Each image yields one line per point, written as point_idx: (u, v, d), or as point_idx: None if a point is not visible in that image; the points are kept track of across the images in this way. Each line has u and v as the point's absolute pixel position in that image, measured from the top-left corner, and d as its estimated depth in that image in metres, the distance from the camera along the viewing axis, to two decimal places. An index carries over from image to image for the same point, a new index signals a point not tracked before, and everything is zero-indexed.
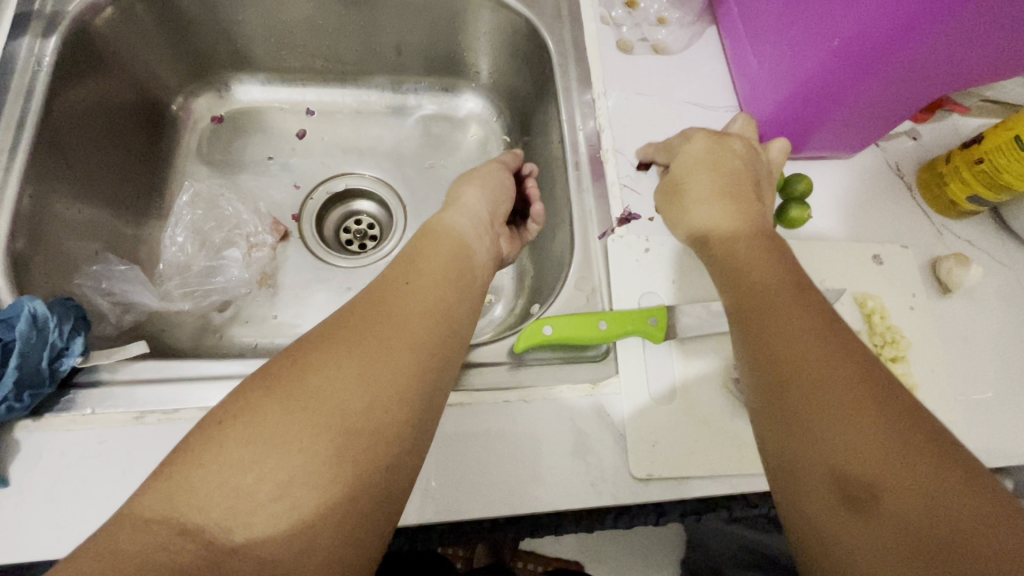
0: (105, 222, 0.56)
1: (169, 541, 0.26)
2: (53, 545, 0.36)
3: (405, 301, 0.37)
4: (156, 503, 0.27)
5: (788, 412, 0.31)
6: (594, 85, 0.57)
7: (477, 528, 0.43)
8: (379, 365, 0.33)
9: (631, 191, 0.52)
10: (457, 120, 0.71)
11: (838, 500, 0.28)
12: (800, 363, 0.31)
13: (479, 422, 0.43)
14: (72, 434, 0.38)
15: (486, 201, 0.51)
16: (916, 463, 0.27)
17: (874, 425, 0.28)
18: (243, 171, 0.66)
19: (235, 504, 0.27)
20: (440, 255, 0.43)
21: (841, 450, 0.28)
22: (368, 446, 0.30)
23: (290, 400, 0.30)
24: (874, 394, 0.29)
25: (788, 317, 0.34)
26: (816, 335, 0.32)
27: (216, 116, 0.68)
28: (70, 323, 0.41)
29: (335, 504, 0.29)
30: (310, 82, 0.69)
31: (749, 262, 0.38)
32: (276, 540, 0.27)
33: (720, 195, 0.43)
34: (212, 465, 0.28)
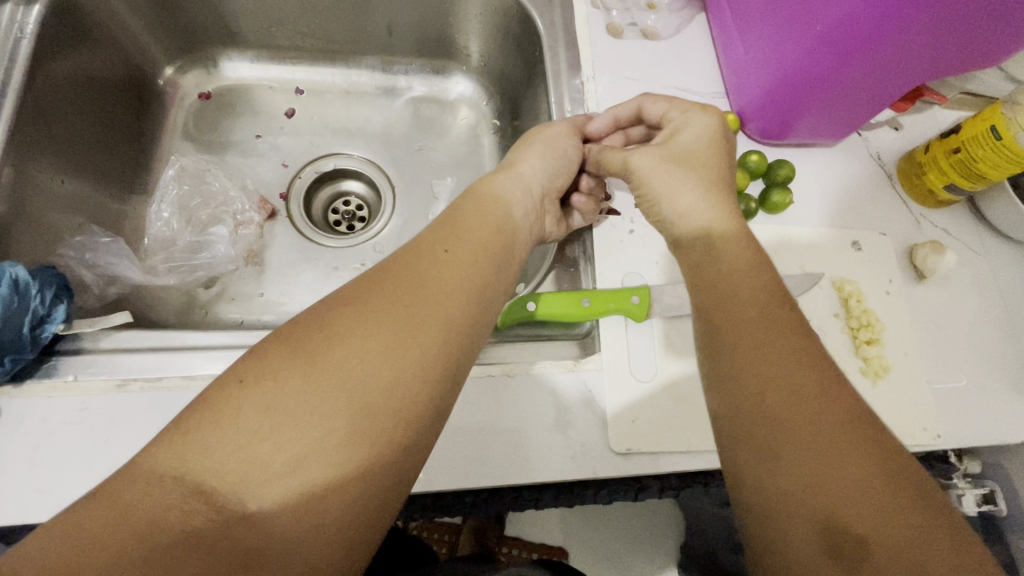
0: (90, 195, 0.55)
1: (181, 502, 0.27)
2: (33, 510, 0.36)
3: (440, 271, 0.36)
4: (170, 462, 0.27)
5: (768, 453, 0.30)
6: (583, 69, 0.57)
7: (459, 500, 0.44)
8: (407, 341, 0.32)
9: (618, 174, 0.53)
10: (448, 103, 0.71)
11: (822, 552, 0.27)
12: (782, 403, 0.30)
13: (462, 397, 0.44)
14: (54, 401, 0.38)
15: (540, 173, 0.47)
16: (899, 514, 0.27)
17: (859, 474, 0.28)
18: (231, 149, 0.66)
19: (251, 472, 0.28)
20: (485, 222, 0.40)
21: (822, 498, 0.28)
22: (386, 425, 0.30)
23: (314, 369, 0.30)
24: (855, 438, 0.29)
25: (761, 351, 0.32)
26: (799, 371, 0.31)
27: (204, 93, 0.67)
28: (52, 291, 0.41)
29: (349, 481, 0.29)
30: (300, 60, 0.69)
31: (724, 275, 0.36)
32: (286, 511, 0.28)
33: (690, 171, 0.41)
34: (230, 430, 0.28)
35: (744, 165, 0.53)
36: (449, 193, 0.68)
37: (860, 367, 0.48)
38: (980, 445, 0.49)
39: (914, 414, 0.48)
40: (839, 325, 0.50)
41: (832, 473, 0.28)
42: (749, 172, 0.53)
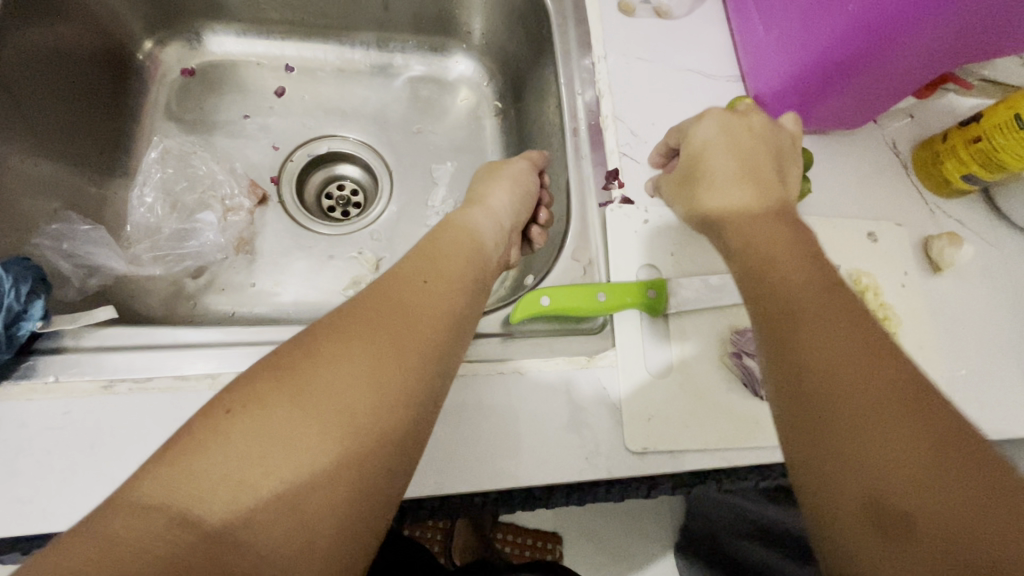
0: (66, 178, 0.51)
1: (167, 531, 0.24)
2: (15, 523, 0.33)
3: (418, 297, 0.35)
4: (155, 489, 0.25)
5: (811, 430, 0.29)
6: (594, 48, 0.54)
7: (467, 503, 0.42)
8: (391, 365, 0.31)
9: (630, 160, 0.51)
10: (447, 83, 0.68)
11: (868, 527, 0.25)
12: (833, 380, 0.29)
13: (470, 395, 0.42)
14: (35, 404, 0.35)
15: (512, 208, 0.50)
16: (954, 487, 0.25)
17: (908, 446, 0.26)
18: (218, 129, 0.62)
19: (239, 499, 0.25)
20: (457, 252, 0.41)
21: (869, 471, 0.26)
22: (372, 448, 0.29)
23: (301, 393, 0.28)
24: (904, 408, 0.27)
25: (815, 328, 0.32)
26: (846, 347, 0.30)
27: (187, 69, 0.63)
28: (28, 285, 0.37)
29: (340, 506, 0.27)
30: (290, 35, 0.65)
31: (770, 258, 0.37)
32: (278, 540, 0.25)
33: (743, 176, 0.43)
34: (216, 456, 0.26)
35: None
36: (449, 178, 0.65)
37: None
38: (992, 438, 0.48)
39: None
40: None
41: (876, 444, 0.27)
42: None
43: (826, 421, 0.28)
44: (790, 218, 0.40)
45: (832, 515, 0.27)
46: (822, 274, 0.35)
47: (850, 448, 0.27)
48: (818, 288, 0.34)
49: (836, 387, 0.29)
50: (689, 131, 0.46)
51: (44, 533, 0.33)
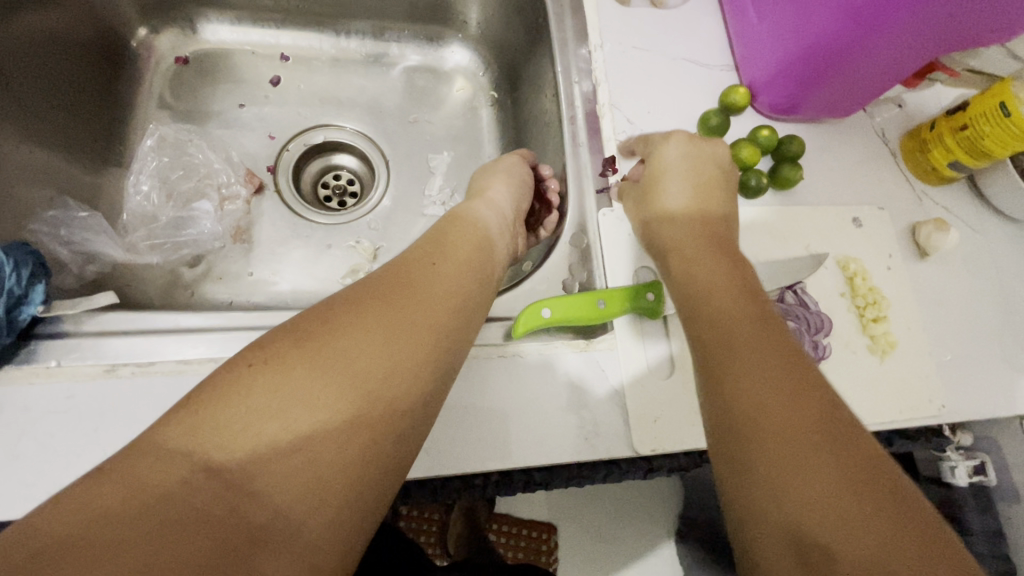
0: (60, 166, 0.51)
1: (190, 476, 0.25)
2: (20, 505, 0.33)
3: (429, 277, 0.36)
4: (181, 436, 0.26)
5: (744, 466, 0.30)
6: (590, 37, 0.54)
7: (470, 483, 0.43)
8: (404, 339, 0.32)
9: (627, 148, 0.51)
10: (443, 73, 0.68)
11: (792, 565, 0.27)
12: (763, 417, 0.30)
13: (467, 379, 0.42)
14: (37, 388, 0.35)
15: (512, 197, 0.49)
16: (873, 524, 0.26)
17: (834, 486, 0.27)
18: (213, 118, 0.62)
19: (257, 451, 0.26)
20: (467, 236, 0.42)
21: (799, 510, 0.27)
22: (382, 416, 0.29)
23: (320, 355, 0.29)
24: (827, 449, 0.29)
25: (750, 362, 0.33)
26: (774, 385, 0.31)
27: (181, 57, 0.63)
28: (28, 270, 0.37)
29: (352, 466, 0.27)
30: (285, 24, 0.65)
31: (708, 295, 0.38)
32: (292, 496, 0.26)
33: (693, 202, 0.45)
34: (239, 407, 0.27)
35: (754, 140, 0.52)
36: (445, 168, 0.65)
37: (867, 345, 0.49)
38: (977, 418, 0.50)
39: (916, 389, 0.48)
40: (846, 305, 0.50)
41: (802, 486, 0.28)
42: (760, 148, 0.52)
43: (758, 458, 0.29)
44: (731, 250, 0.42)
45: (764, 554, 0.28)
46: (758, 311, 0.36)
47: (780, 488, 0.28)
48: (754, 328, 0.35)
49: (767, 424, 0.30)
50: (654, 154, 0.48)
51: None
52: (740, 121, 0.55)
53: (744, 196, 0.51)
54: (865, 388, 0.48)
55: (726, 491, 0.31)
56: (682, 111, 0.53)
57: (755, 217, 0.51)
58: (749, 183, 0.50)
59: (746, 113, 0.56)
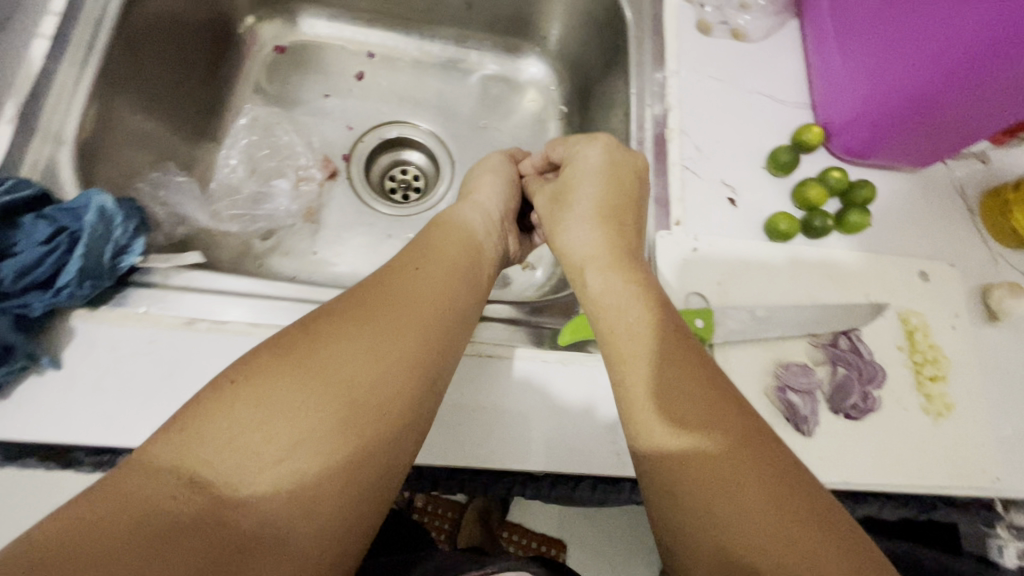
0: (165, 134, 0.55)
1: (176, 492, 0.26)
2: (98, 433, 0.36)
3: (410, 283, 0.38)
4: (167, 453, 0.27)
5: (678, 489, 0.30)
6: (668, 62, 0.55)
7: (497, 481, 0.44)
8: (387, 348, 0.33)
9: (693, 175, 0.51)
10: (517, 83, 0.71)
11: None
12: (687, 437, 0.31)
13: (508, 378, 0.44)
14: (126, 330, 0.39)
15: (497, 199, 0.51)
16: (797, 533, 0.27)
17: (759, 499, 0.28)
18: (300, 105, 0.66)
19: (242, 462, 0.28)
20: (452, 241, 0.44)
21: (729, 531, 0.28)
22: (370, 423, 0.31)
23: (302, 368, 0.31)
24: (746, 461, 0.29)
25: (675, 385, 0.33)
26: (697, 397, 0.32)
27: (279, 46, 0.67)
28: (134, 223, 0.40)
29: (340, 474, 0.29)
30: (376, 24, 0.69)
31: (619, 308, 0.38)
32: (279, 502, 0.28)
33: (597, 215, 0.44)
34: (223, 423, 0.28)
35: (824, 181, 0.51)
36: None
37: (922, 404, 0.47)
38: None
39: (969, 456, 0.46)
40: (903, 359, 0.48)
41: (731, 498, 0.28)
42: (829, 189, 0.51)
43: (690, 483, 0.30)
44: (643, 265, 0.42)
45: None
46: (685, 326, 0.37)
47: (716, 511, 0.28)
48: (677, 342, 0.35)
49: (694, 448, 0.30)
50: (574, 159, 0.48)
51: (122, 446, 0.36)
52: (810, 160, 0.54)
53: (806, 236, 0.51)
54: (917, 449, 0.45)
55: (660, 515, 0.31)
56: (752, 145, 0.53)
57: (818, 258, 0.50)
58: (812, 224, 0.50)
59: (819, 154, 0.54)
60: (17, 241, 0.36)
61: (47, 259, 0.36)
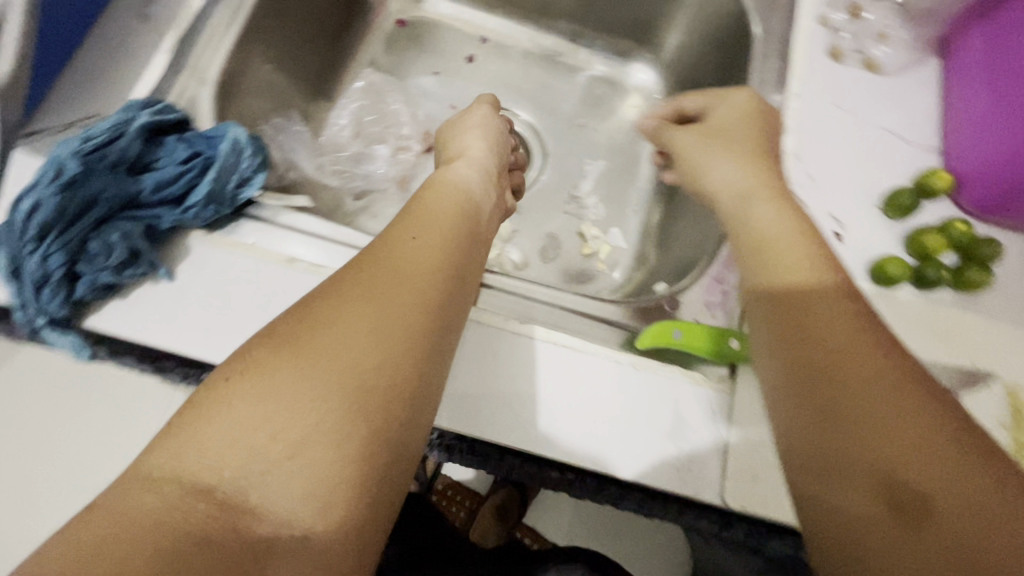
0: (290, 85, 0.59)
1: (179, 502, 0.23)
2: (194, 346, 0.38)
3: (410, 254, 0.35)
4: (164, 460, 0.24)
5: (827, 410, 0.30)
6: (792, 83, 0.53)
7: (545, 474, 0.43)
8: (390, 323, 0.30)
9: (799, 200, 0.49)
10: (623, 87, 0.70)
11: (881, 506, 0.26)
12: (839, 365, 0.31)
13: (570, 371, 0.43)
14: (233, 256, 0.40)
15: (489, 150, 0.53)
16: (968, 476, 0.25)
17: (923, 433, 0.27)
18: (412, 79, 0.69)
19: (249, 462, 0.25)
20: (448, 204, 0.42)
21: (882, 454, 0.27)
22: (380, 405, 0.28)
23: (301, 355, 0.28)
24: (914, 395, 0.29)
25: (826, 319, 0.33)
26: (856, 334, 0.32)
27: (401, 20, 0.70)
28: (259, 157, 0.42)
29: (354, 467, 0.26)
30: (496, 11, 0.71)
31: (773, 245, 0.38)
32: (294, 502, 0.25)
33: (750, 157, 0.44)
34: (221, 423, 0.25)
35: (946, 231, 0.48)
36: (597, 176, 0.68)
37: None
38: None
39: None
40: (1007, 438, 0.43)
41: (885, 426, 0.28)
42: (950, 241, 0.48)
43: (841, 405, 0.29)
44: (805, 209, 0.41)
45: (841, 501, 0.27)
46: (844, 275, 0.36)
47: (874, 437, 0.28)
48: (841, 299, 0.34)
49: (847, 377, 0.30)
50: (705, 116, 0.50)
51: (212, 363, 0.38)
52: (931, 208, 0.50)
53: (913, 286, 0.47)
54: None
55: (799, 437, 0.30)
56: (867, 180, 0.50)
57: (926, 311, 0.46)
58: (925, 275, 0.46)
59: (941, 203, 0.51)
60: (158, 158, 0.40)
61: (184, 177, 0.39)
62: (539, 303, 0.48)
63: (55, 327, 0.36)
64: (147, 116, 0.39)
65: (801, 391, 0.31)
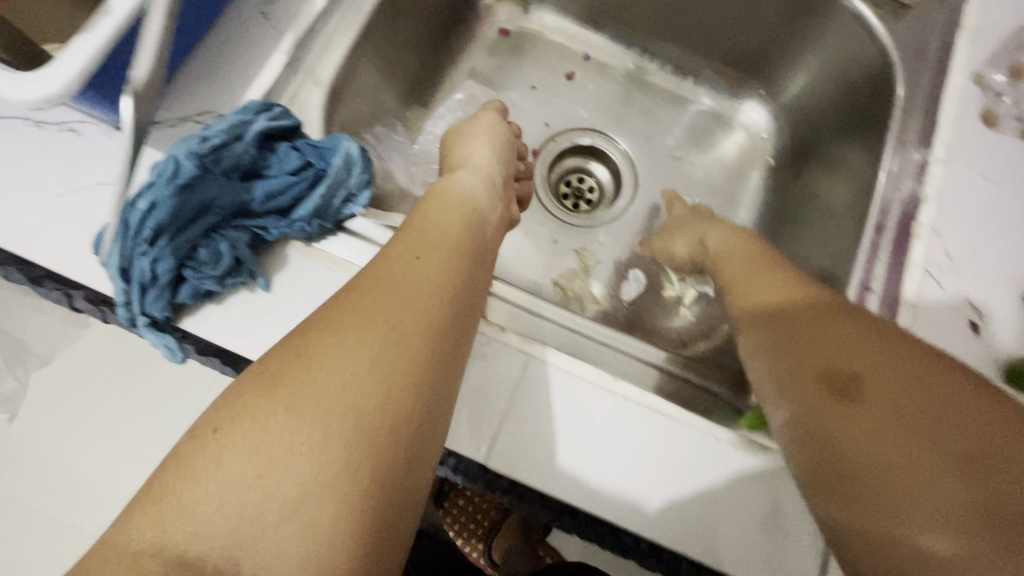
0: (392, 92, 0.57)
1: (166, 574, 0.24)
2: None
3: (408, 281, 0.35)
4: (149, 530, 0.25)
5: (789, 339, 0.38)
6: (937, 147, 0.47)
7: (617, 541, 0.39)
8: (388, 360, 0.31)
9: (933, 282, 0.44)
10: (730, 123, 0.67)
11: (839, 395, 0.33)
12: (791, 311, 0.39)
13: (576, 409, 0.40)
14: (329, 274, 0.38)
15: (493, 163, 0.53)
16: (902, 368, 0.33)
17: (868, 341, 0.35)
18: (509, 92, 0.67)
19: (244, 520, 0.26)
20: (447, 222, 0.42)
21: (834, 358, 0.35)
22: (382, 449, 0.29)
23: (295, 401, 0.29)
24: (849, 316, 0.37)
25: (770, 284, 0.43)
26: (795, 287, 0.41)
27: (504, 29, 0.67)
28: (367, 172, 0.41)
29: (355, 518, 0.28)
30: (603, 29, 0.67)
31: (733, 283, 0.46)
32: (295, 558, 0.26)
33: (696, 229, 0.55)
34: (212, 482, 0.26)
35: None
36: None
37: None
38: None
39: None
40: None
41: (834, 339, 0.36)
42: None
43: (797, 335, 0.38)
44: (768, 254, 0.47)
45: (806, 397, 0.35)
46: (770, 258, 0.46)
47: (827, 347, 0.36)
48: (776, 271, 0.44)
49: (798, 314, 0.39)
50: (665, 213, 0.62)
51: None
52: None
53: None
54: None
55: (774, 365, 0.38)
56: (1011, 267, 0.45)
57: None
58: None
59: None
60: (271, 165, 0.39)
61: (293, 189, 0.38)
62: (630, 358, 0.46)
63: (154, 327, 0.36)
64: (264, 121, 0.38)
65: (771, 332, 0.40)
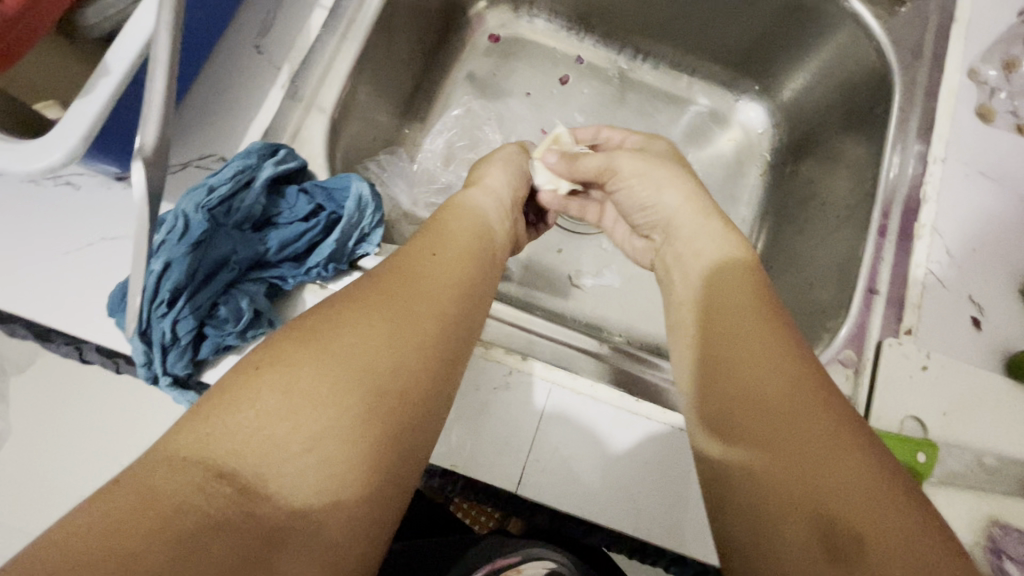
0: (388, 112, 0.56)
1: (205, 482, 0.22)
2: None
3: (428, 272, 0.34)
4: (186, 441, 0.23)
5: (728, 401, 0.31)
6: (935, 146, 0.48)
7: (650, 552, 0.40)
8: (410, 330, 0.30)
9: (936, 282, 0.45)
10: (728, 121, 0.68)
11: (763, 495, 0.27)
12: (736, 353, 0.32)
13: (585, 418, 0.40)
14: None
15: (511, 184, 0.48)
16: (842, 457, 0.27)
17: (813, 420, 0.28)
18: (504, 100, 0.66)
19: (266, 454, 0.24)
20: (464, 225, 0.40)
21: (766, 443, 0.28)
22: (396, 406, 0.27)
23: (326, 349, 0.27)
24: (801, 379, 0.30)
25: (733, 312, 0.34)
26: (752, 320, 0.33)
27: (495, 35, 0.66)
28: (380, 212, 0.41)
29: (369, 464, 0.26)
30: (595, 30, 0.66)
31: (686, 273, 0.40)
32: (308, 499, 0.24)
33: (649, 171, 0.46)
34: (246, 412, 0.24)
35: None
36: None
37: None
38: None
39: None
40: None
41: (774, 410, 0.29)
42: None
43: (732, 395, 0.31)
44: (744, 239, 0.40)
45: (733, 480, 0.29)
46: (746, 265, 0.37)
47: (766, 419, 0.29)
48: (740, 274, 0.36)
49: (741, 363, 0.32)
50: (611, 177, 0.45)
51: None
52: None
53: None
54: None
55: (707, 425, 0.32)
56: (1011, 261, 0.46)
57: None
58: None
59: None
60: (282, 211, 0.38)
61: (306, 234, 0.38)
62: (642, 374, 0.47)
63: (176, 385, 0.35)
64: (271, 167, 0.37)
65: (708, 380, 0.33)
